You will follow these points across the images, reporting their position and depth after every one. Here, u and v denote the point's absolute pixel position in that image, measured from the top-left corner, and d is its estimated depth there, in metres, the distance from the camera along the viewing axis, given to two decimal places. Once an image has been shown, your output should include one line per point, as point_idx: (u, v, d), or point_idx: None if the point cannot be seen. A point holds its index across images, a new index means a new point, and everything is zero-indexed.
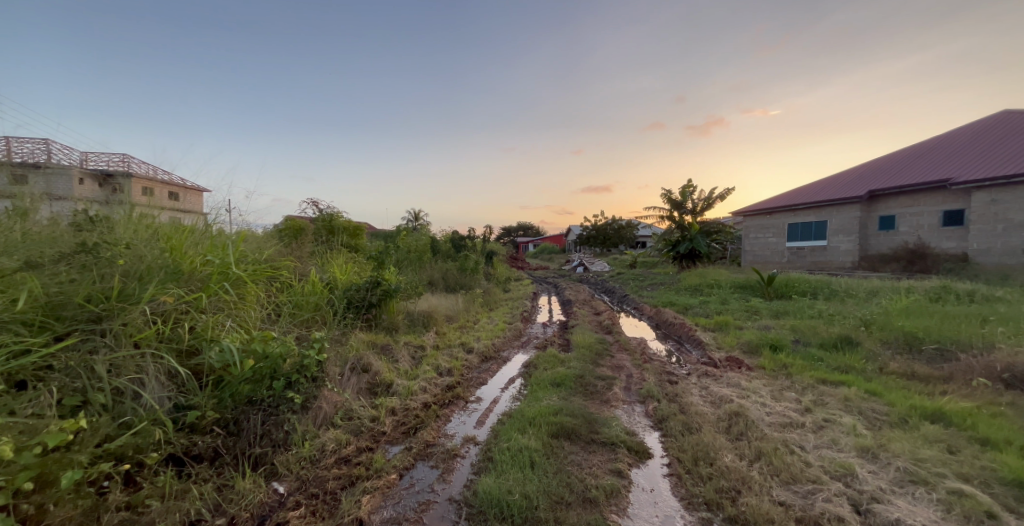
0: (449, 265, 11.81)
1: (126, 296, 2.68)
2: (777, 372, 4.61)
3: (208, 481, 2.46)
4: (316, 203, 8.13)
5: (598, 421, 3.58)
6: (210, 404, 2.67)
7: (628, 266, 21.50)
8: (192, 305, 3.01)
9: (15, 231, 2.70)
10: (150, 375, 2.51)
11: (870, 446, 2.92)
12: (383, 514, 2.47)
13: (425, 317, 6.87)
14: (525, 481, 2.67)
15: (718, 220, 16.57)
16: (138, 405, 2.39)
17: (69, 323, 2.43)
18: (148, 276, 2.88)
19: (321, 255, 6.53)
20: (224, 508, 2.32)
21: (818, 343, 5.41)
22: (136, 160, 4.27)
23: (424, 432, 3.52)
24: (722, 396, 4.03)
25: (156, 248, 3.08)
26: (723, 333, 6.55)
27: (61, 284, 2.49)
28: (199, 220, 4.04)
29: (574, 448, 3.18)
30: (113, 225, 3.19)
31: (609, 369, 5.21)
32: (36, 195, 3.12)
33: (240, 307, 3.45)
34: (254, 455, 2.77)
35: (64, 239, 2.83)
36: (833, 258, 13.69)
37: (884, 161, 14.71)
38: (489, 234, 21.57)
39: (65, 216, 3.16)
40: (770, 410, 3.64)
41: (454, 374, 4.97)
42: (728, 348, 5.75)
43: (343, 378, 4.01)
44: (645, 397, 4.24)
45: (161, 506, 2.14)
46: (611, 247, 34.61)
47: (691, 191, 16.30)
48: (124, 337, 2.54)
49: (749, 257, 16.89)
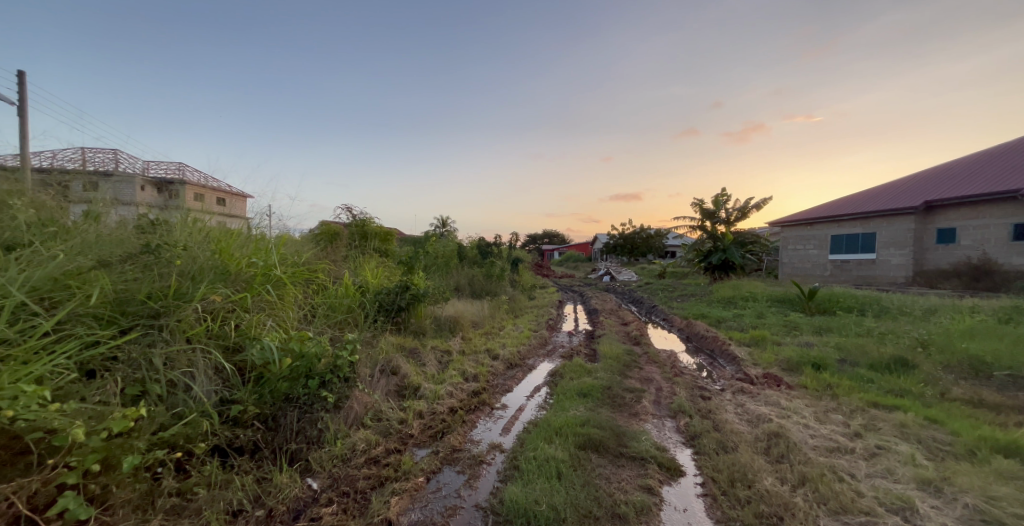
0: (475, 271, 11.95)
1: (181, 295, 2.89)
2: (821, 392, 4.35)
3: (249, 473, 2.58)
4: (350, 209, 8.46)
5: (626, 435, 3.49)
6: (251, 399, 2.81)
7: (657, 276, 20.98)
8: (237, 304, 3.21)
9: (90, 233, 2.96)
10: (200, 369, 2.67)
11: (932, 478, 2.69)
12: (411, 517, 2.51)
13: (451, 322, 6.95)
14: (552, 492, 2.64)
15: (754, 231, 15.97)
16: (189, 397, 2.55)
17: (132, 318, 2.62)
18: (200, 275, 3.10)
19: (354, 259, 6.78)
20: (263, 500, 2.43)
21: (866, 364, 5.06)
22: (190, 168, 4.62)
23: (451, 436, 3.56)
24: (760, 415, 3.84)
25: (208, 252, 3.33)
26: (760, 348, 6.24)
27: (126, 283, 2.70)
28: (243, 225, 4.28)
29: (602, 461, 3.11)
30: (171, 228, 3.46)
31: (637, 382, 5.08)
32: (106, 200, 3.42)
33: (281, 307, 3.65)
34: (291, 451, 2.88)
35: (129, 240, 3.06)
36: (883, 272, 12.82)
37: (938, 171, 13.79)
38: (516, 240, 21.64)
39: (130, 219, 3.44)
40: (815, 433, 3.44)
41: (480, 379, 4.99)
42: (765, 365, 5.46)
43: (372, 379, 4.12)
44: (676, 412, 4.11)
45: (208, 495, 2.26)
46: (639, 256, 33.99)
47: (725, 200, 15.78)
48: (179, 332, 2.73)
49: (788, 270, 16.08)
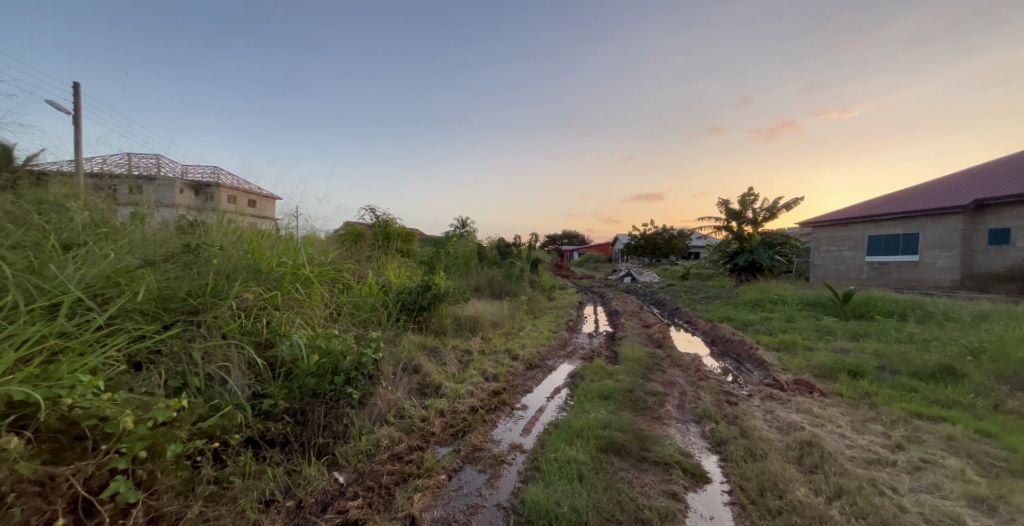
0: (495, 271, 12.00)
1: (217, 292, 3.04)
2: (858, 401, 4.16)
3: (280, 465, 2.67)
4: (373, 209, 8.65)
5: (650, 439, 3.44)
6: (282, 393, 2.92)
7: (680, 277, 20.56)
8: (268, 302, 3.34)
9: (137, 233, 3.14)
10: (234, 364, 2.79)
11: (985, 496, 2.53)
12: (433, 514, 2.54)
13: (471, 322, 7.01)
14: (574, 494, 2.63)
15: (783, 232, 15.41)
16: (225, 391, 2.67)
17: (174, 314, 2.76)
18: (235, 274, 3.25)
19: (377, 259, 6.93)
20: (293, 492, 2.51)
21: (908, 372, 4.81)
22: (224, 171, 4.83)
23: (472, 435, 3.59)
24: (791, 422, 3.71)
25: (241, 252, 3.49)
26: (790, 353, 6.02)
27: (169, 280, 2.85)
28: (273, 226, 4.45)
29: (624, 465, 3.08)
30: (208, 229, 3.64)
31: (660, 385, 4.99)
32: (150, 203, 3.62)
33: (308, 305, 3.77)
34: (318, 444, 2.97)
35: (172, 241, 3.24)
36: (926, 275, 12.17)
37: (989, 167, 12.96)
38: (535, 241, 21.62)
39: (172, 221, 3.63)
40: (851, 443, 3.29)
41: (500, 379, 5.02)
42: (796, 371, 5.26)
43: (395, 377, 4.20)
44: (701, 416, 4.02)
45: (242, 484, 2.36)
46: (662, 257, 33.36)
47: (752, 199, 15.30)
48: (215, 328, 2.86)
49: (820, 272, 15.43)
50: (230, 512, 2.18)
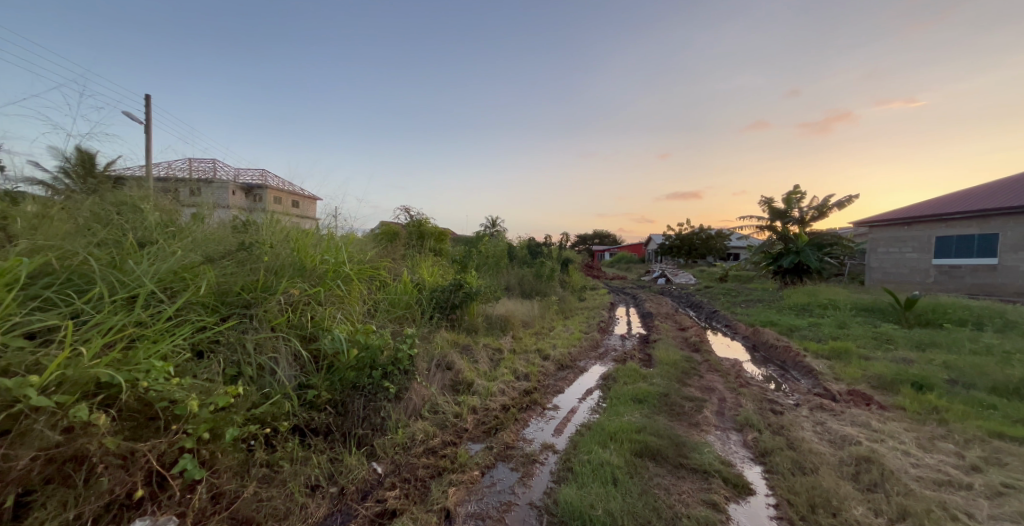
0: (525, 271, 12.00)
1: (266, 288, 3.24)
2: (924, 417, 3.83)
3: (323, 452, 2.80)
4: (408, 209, 8.88)
5: (687, 445, 3.33)
6: (325, 385, 3.06)
7: (717, 279, 19.76)
8: (313, 297, 3.51)
9: (198, 232, 3.39)
10: (283, 355, 2.95)
11: None
12: (468, 508, 2.59)
13: (502, 321, 7.05)
14: (608, 498, 2.59)
15: (834, 232, 14.45)
16: (274, 380, 2.83)
17: (230, 307, 2.96)
18: (282, 271, 3.45)
19: (411, 257, 7.10)
20: (336, 478, 2.63)
21: (986, 388, 4.37)
22: (271, 174, 5.12)
23: (504, 433, 3.62)
24: (845, 436, 3.47)
25: (288, 250, 3.69)
26: (842, 362, 5.62)
27: (226, 276, 3.06)
28: (315, 225, 4.66)
29: (660, 470, 3.00)
30: (259, 229, 3.87)
31: (697, 390, 4.82)
32: (209, 204, 3.89)
33: (349, 301, 3.93)
34: (358, 435, 3.09)
35: (227, 239, 3.47)
36: (1005, 280, 11.15)
37: None
38: (566, 241, 21.43)
39: (227, 221, 3.89)
40: (917, 462, 3.04)
41: (531, 379, 5.02)
42: (850, 381, 4.91)
43: (429, 373, 4.30)
44: (743, 425, 3.84)
45: (291, 469, 2.50)
46: (698, 258, 32.18)
47: (799, 197, 14.44)
48: (266, 321, 3.04)
49: (878, 276, 14.32)
50: (281, 495, 2.31)
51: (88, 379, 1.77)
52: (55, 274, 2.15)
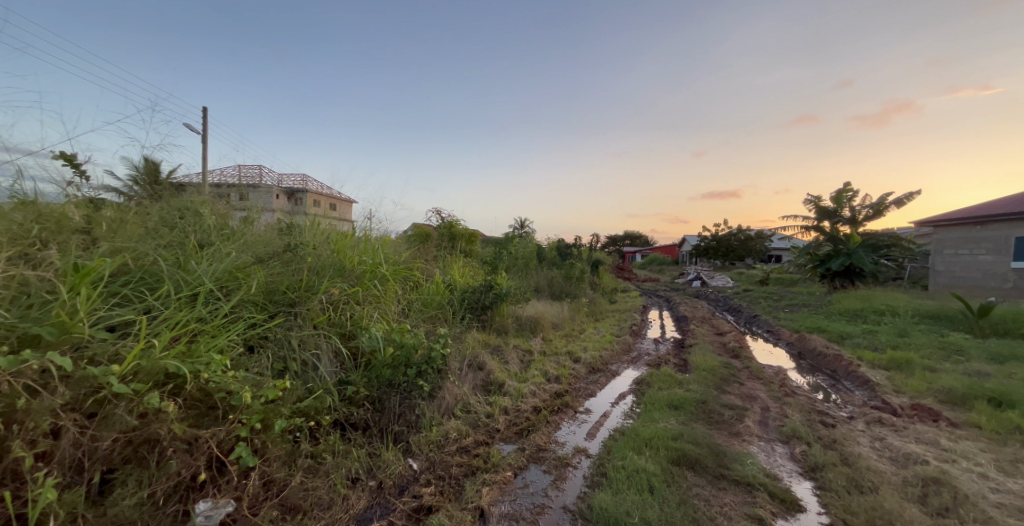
0: (555, 272, 11.92)
1: (309, 287, 3.39)
2: (1002, 436, 3.48)
3: (362, 447, 2.89)
4: (439, 212, 9.04)
5: (728, 456, 3.19)
6: (363, 382, 3.17)
7: (758, 282, 18.85)
8: (352, 297, 3.64)
9: (249, 234, 3.60)
10: (324, 352, 3.08)
11: None
12: (501, 508, 2.59)
13: (532, 322, 7.03)
14: (645, 506, 2.52)
15: (892, 232, 13.42)
16: (317, 376, 2.96)
17: (277, 306, 3.12)
18: (323, 271, 3.61)
19: (443, 258, 7.22)
20: (375, 473, 2.71)
21: None
22: (312, 179, 5.36)
23: (536, 435, 3.60)
24: (908, 454, 3.21)
25: (329, 252, 3.86)
26: (903, 373, 5.20)
27: (274, 275, 3.23)
28: (353, 227, 4.84)
29: (699, 481, 2.88)
30: (303, 231, 4.06)
31: (738, 398, 4.61)
32: (257, 208, 4.12)
33: (385, 300, 4.05)
34: (394, 432, 3.17)
35: (275, 240, 3.67)
36: None
37: None
38: (596, 242, 21.10)
39: (273, 223, 4.11)
40: (995, 487, 2.76)
41: (562, 381, 4.97)
42: (913, 394, 4.53)
43: (461, 372, 4.35)
44: (790, 437, 3.63)
45: (333, 461, 2.60)
46: (737, 260, 30.83)
47: (851, 195, 13.52)
48: (309, 319, 3.18)
49: (944, 280, 13.17)
50: (324, 485, 2.41)
51: (158, 370, 1.92)
52: (131, 273, 2.35)
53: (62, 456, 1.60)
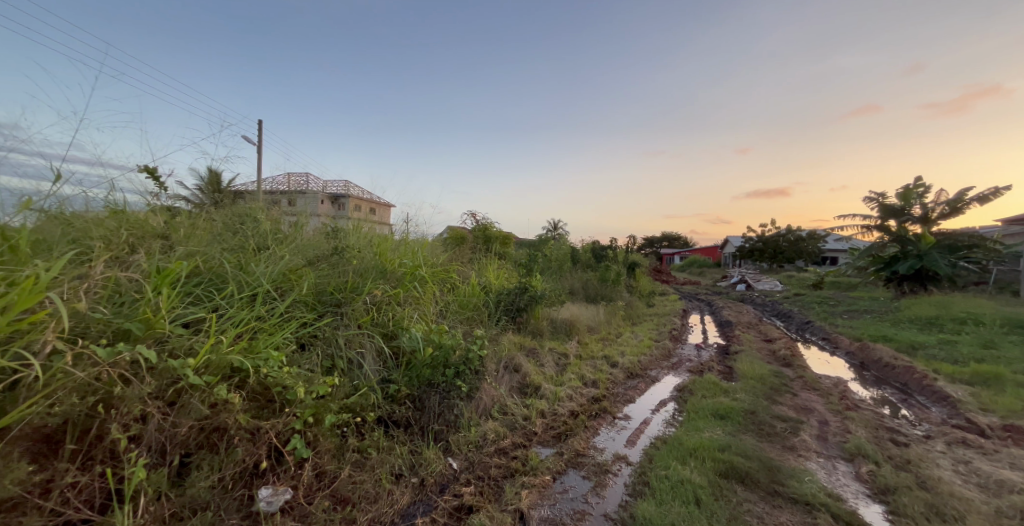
0: (590, 275, 11.72)
1: (354, 288, 3.52)
2: None
3: (404, 443, 2.95)
4: (474, 215, 9.15)
5: (783, 471, 2.98)
6: (404, 381, 3.24)
7: (812, 286, 17.57)
8: (393, 298, 3.75)
9: (300, 238, 3.81)
10: (368, 351, 3.18)
11: None
12: (541, 512, 2.56)
13: (568, 325, 6.94)
14: (692, 519, 2.40)
15: (971, 232, 12.10)
16: (362, 373, 3.06)
17: (326, 305, 3.27)
18: (367, 273, 3.75)
19: (478, 260, 7.30)
20: (417, 469, 2.76)
21: None
22: (353, 184, 5.59)
23: (574, 439, 3.54)
24: (1000, 481, 2.85)
25: (371, 255, 4.01)
26: (989, 390, 4.65)
27: (322, 277, 3.39)
28: (392, 231, 4.99)
29: (751, 496, 2.71)
30: (347, 235, 4.24)
31: (792, 410, 4.30)
32: (306, 213, 4.27)
33: (424, 301, 4.14)
34: (434, 430, 3.22)
35: (322, 244, 3.86)
36: None
37: None
38: (633, 244, 20.56)
39: (320, 227, 4.32)
40: None
41: (600, 386, 4.87)
42: (1004, 414, 4.04)
43: (498, 374, 4.36)
44: (854, 454, 3.34)
45: (378, 456, 2.67)
46: (788, 262, 28.95)
47: (921, 192, 12.34)
48: (355, 318, 3.31)
49: None
50: (370, 479, 2.49)
51: (225, 364, 2.06)
52: (202, 275, 2.55)
53: (148, 440, 1.75)
